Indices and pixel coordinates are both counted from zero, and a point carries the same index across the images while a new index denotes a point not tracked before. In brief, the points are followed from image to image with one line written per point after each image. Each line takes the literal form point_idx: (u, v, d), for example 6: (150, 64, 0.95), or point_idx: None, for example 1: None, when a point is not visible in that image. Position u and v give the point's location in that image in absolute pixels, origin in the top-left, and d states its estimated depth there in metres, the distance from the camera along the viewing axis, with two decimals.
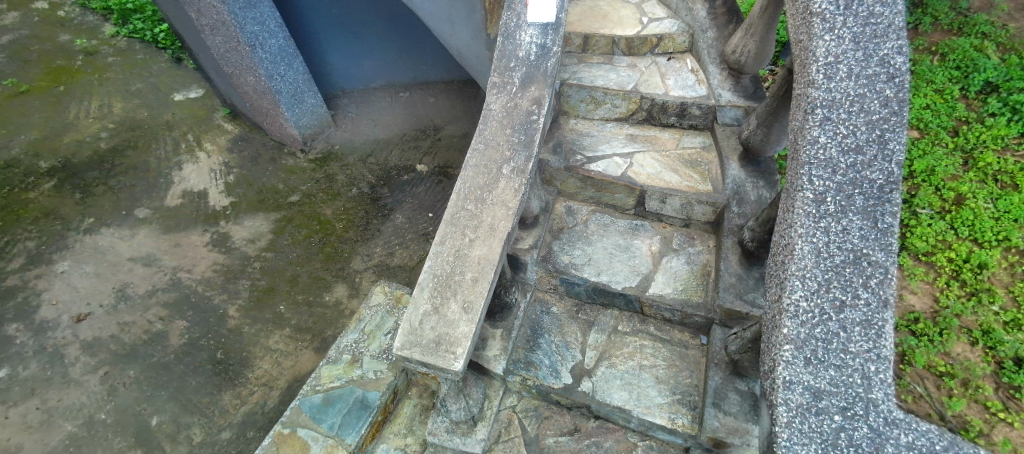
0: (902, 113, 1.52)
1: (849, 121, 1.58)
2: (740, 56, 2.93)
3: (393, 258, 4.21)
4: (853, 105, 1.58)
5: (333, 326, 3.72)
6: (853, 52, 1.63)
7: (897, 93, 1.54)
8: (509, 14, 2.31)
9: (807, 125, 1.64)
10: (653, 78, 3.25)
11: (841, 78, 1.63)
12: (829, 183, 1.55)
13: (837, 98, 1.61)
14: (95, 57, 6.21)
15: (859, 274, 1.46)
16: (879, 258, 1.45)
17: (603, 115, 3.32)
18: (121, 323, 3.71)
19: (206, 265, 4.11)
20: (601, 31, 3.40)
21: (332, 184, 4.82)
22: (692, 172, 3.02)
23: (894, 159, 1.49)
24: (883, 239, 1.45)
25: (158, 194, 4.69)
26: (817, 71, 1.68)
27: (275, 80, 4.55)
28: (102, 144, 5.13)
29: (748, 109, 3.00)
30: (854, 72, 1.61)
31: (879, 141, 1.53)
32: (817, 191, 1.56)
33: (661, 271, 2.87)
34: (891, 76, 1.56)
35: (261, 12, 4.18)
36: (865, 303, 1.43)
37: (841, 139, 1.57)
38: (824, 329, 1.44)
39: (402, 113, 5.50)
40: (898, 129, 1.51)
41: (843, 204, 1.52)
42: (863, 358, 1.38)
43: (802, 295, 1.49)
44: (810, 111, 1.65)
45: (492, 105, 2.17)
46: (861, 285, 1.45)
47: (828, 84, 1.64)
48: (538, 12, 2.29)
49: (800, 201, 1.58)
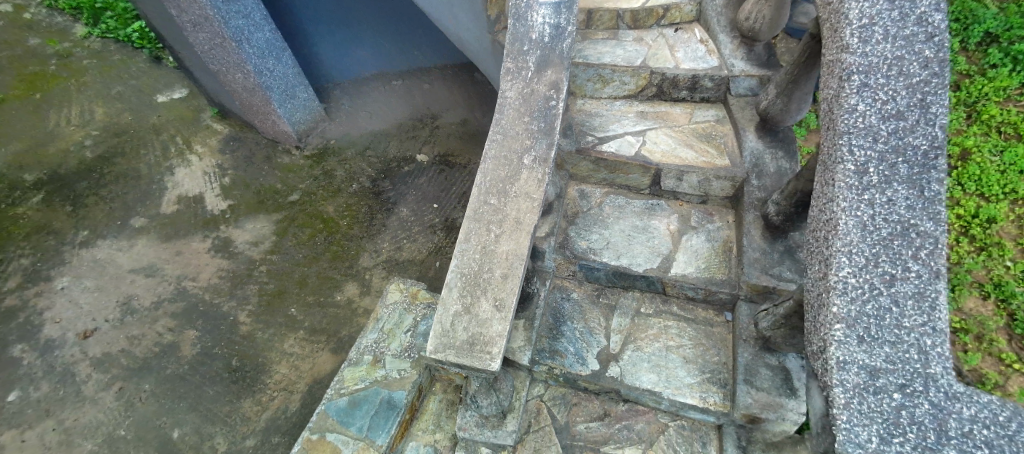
0: (944, 74, 1.41)
1: (888, 86, 1.48)
2: (754, 24, 2.82)
3: (402, 253, 4.17)
4: (891, 68, 1.48)
5: (348, 325, 3.68)
6: (888, 12, 1.53)
7: (937, 53, 1.44)
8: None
9: (844, 93, 1.55)
10: (662, 51, 3.14)
11: (877, 40, 1.53)
12: (871, 152, 1.45)
13: (874, 62, 1.52)
14: (70, 60, 5.95)
15: (907, 246, 1.35)
16: (928, 228, 1.34)
17: (612, 94, 3.22)
18: (130, 337, 3.62)
19: (211, 272, 4.02)
20: (605, 6, 3.26)
21: (332, 180, 4.72)
22: (707, 146, 2.93)
23: (937, 122, 1.39)
24: (930, 208, 1.35)
25: (153, 201, 4.56)
26: (851, 36, 1.59)
27: (264, 76, 4.37)
28: (88, 153, 4.95)
29: (762, 78, 2.91)
30: (891, 33, 1.52)
31: (921, 105, 1.43)
32: (859, 161, 1.46)
33: (681, 250, 2.82)
34: (930, 35, 1.46)
35: (245, 5, 3.97)
36: (916, 275, 1.32)
37: (880, 106, 1.47)
38: (875, 306, 1.34)
39: (398, 101, 5.37)
40: (941, 91, 1.41)
41: (887, 174, 1.42)
42: (918, 333, 1.28)
43: (849, 271, 1.40)
44: (845, 79, 1.56)
45: (508, 93, 2.07)
46: (911, 258, 1.34)
47: (864, 49, 1.55)
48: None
49: (840, 173, 1.48)
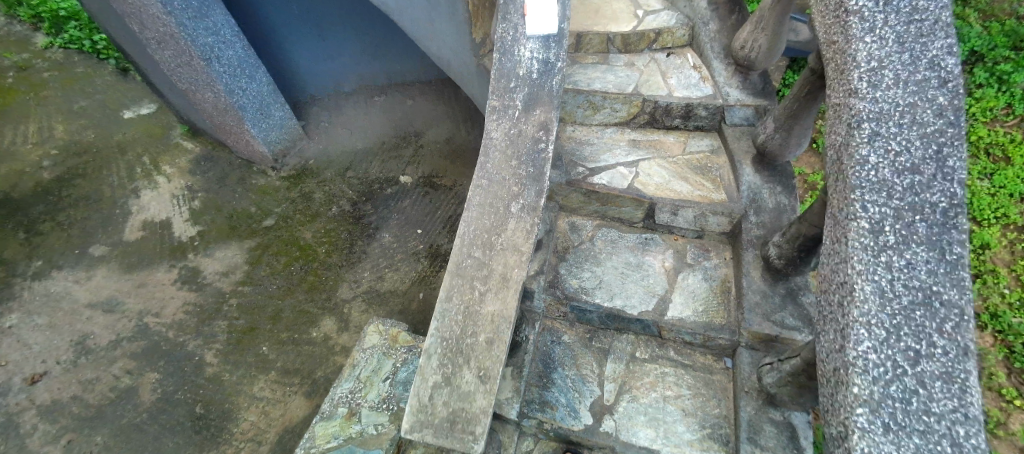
0: (960, 124, 1.25)
1: (901, 135, 1.29)
2: (750, 53, 2.63)
3: (382, 283, 3.95)
4: (904, 115, 1.30)
5: (323, 365, 3.45)
6: (899, 55, 1.37)
7: (952, 100, 1.28)
8: (505, 27, 2.00)
9: (854, 141, 1.33)
10: (654, 77, 2.97)
11: (887, 85, 1.34)
12: (886, 209, 1.23)
13: (886, 109, 1.32)
14: (30, 73, 5.63)
15: (931, 316, 1.12)
16: (951, 295, 1.12)
17: (603, 120, 3.04)
18: (83, 382, 3.38)
19: (175, 306, 3.76)
20: (595, 29, 3.08)
21: (309, 203, 4.47)
22: (703, 179, 2.76)
23: (956, 178, 1.20)
24: (953, 272, 1.14)
25: (115, 227, 4.27)
26: (859, 80, 1.39)
27: (236, 96, 4.08)
28: (46, 175, 4.64)
29: (758, 108, 2.74)
30: (901, 78, 1.34)
31: (937, 158, 1.24)
32: (874, 218, 1.24)
33: (678, 290, 2.64)
34: (943, 80, 1.30)
35: (214, 22, 3.70)
36: (942, 352, 1.09)
37: (894, 157, 1.27)
38: (901, 386, 1.07)
39: (380, 118, 5.14)
40: (958, 143, 1.23)
41: (904, 234, 1.20)
42: (950, 420, 1.02)
43: (869, 346, 1.13)
44: (854, 126, 1.35)
45: (493, 133, 1.89)
46: (935, 330, 1.11)
47: (874, 94, 1.35)
48: (547, 14, 2.00)
49: (855, 229, 1.25)
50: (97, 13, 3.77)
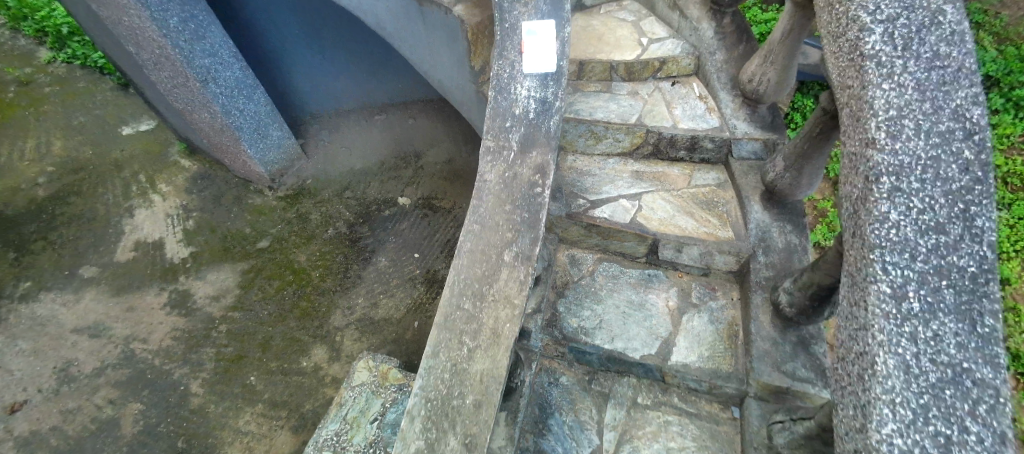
0: (990, 181, 0.99)
1: (924, 192, 1.02)
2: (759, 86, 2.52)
3: (376, 310, 3.84)
4: (925, 169, 1.03)
5: (312, 397, 3.36)
6: (920, 103, 1.08)
7: (980, 155, 1.01)
8: (501, 64, 1.91)
9: (872, 196, 1.06)
10: (658, 107, 2.87)
11: (908, 136, 1.06)
12: (909, 272, 0.98)
13: (908, 162, 1.04)
14: (32, 87, 5.61)
15: (962, 397, 0.86)
16: (985, 375, 0.87)
17: (605, 150, 2.92)
18: (65, 411, 3.32)
19: (163, 333, 3.69)
20: (597, 57, 2.99)
21: (305, 224, 4.37)
22: (709, 215, 2.63)
23: (987, 241, 0.95)
24: (985, 348, 0.89)
25: (106, 247, 4.19)
26: (876, 129, 1.10)
27: (233, 117, 4.01)
28: (40, 191, 4.58)
29: (767, 142, 2.64)
30: (924, 128, 1.06)
31: (965, 218, 0.98)
32: (895, 282, 0.98)
33: (682, 333, 2.51)
34: (969, 132, 1.04)
35: (212, 42, 3.64)
36: (979, 443, 0.82)
37: (917, 214, 1.01)
38: None
39: (379, 138, 5.04)
40: (988, 202, 0.98)
41: (931, 301, 0.94)
42: None
43: (894, 428, 0.89)
44: (871, 179, 1.07)
45: (487, 175, 1.78)
46: (968, 415, 0.85)
47: (893, 145, 1.07)
48: (545, 51, 1.90)
49: (873, 295, 0.99)
50: (95, 35, 3.72)
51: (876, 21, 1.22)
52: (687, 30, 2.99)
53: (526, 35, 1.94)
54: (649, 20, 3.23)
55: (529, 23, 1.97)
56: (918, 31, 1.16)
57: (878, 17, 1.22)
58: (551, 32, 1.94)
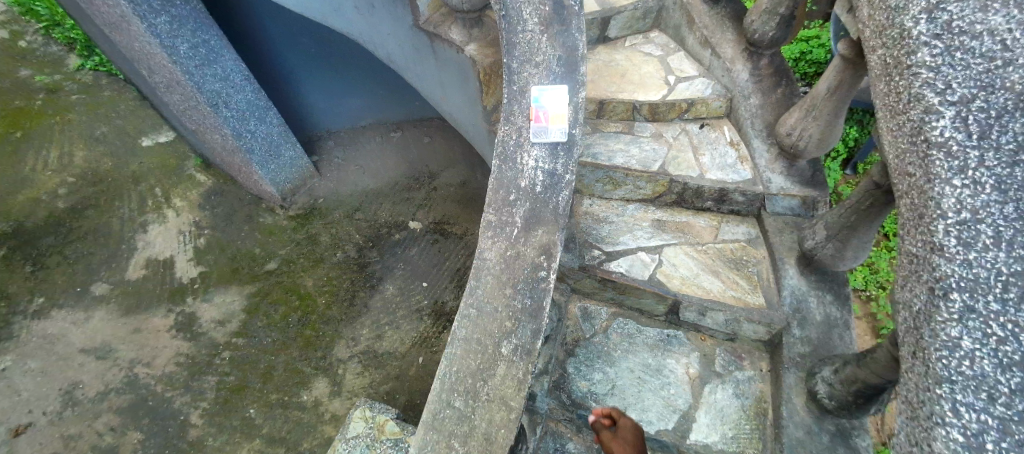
0: None
1: (1009, 316, 0.66)
2: (800, 141, 2.29)
3: (381, 343, 3.72)
4: (1009, 288, 0.67)
5: (310, 435, 3.32)
6: (1002, 205, 0.71)
7: None
8: (507, 129, 1.78)
9: (934, 314, 0.73)
10: (683, 153, 2.65)
11: (985, 245, 0.71)
12: (987, 422, 0.63)
13: (984, 276, 0.69)
14: (58, 95, 5.68)
15: None
16: None
17: (624, 196, 2.71)
18: (67, 437, 3.38)
19: (167, 357, 3.73)
20: (619, 96, 2.80)
21: (314, 247, 4.29)
22: (737, 276, 2.37)
23: None
24: None
25: (118, 265, 4.27)
26: (943, 231, 0.75)
27: (245, 139, 3.95)
28: (59, 203, 4.65)
29: (806, 199, 2.42)
30: (1009, 234, 0.69)
31: None
32: (969, 430, 0.64)
33: (703, 406, 2.26)
34: None
35: (223, 67, 3.58)
36: None
37: (996, 344, 0.66)
38: None
39: (393, 155, 4.96)
40: None
41: None
42: None
43: None
44: (937, 293, 0.73)
45: (487, 253, 1.66)
46: None
47: (967, 254, 0.72)
48: (554, 120, 1.73)
49: (937, 442, 0.65)
50: (114, 54, 3.69)
51: (946, 101, 0.81)
52: (718, 69, 2.75)
53: (533, 100, 1.77)
54: (678, 56, 3.01)
55: (539, 86, 1.79)
56: (1002, 116, 0.76)
57: (949, 97, 0.81)
58: (561, 99, 1.76)
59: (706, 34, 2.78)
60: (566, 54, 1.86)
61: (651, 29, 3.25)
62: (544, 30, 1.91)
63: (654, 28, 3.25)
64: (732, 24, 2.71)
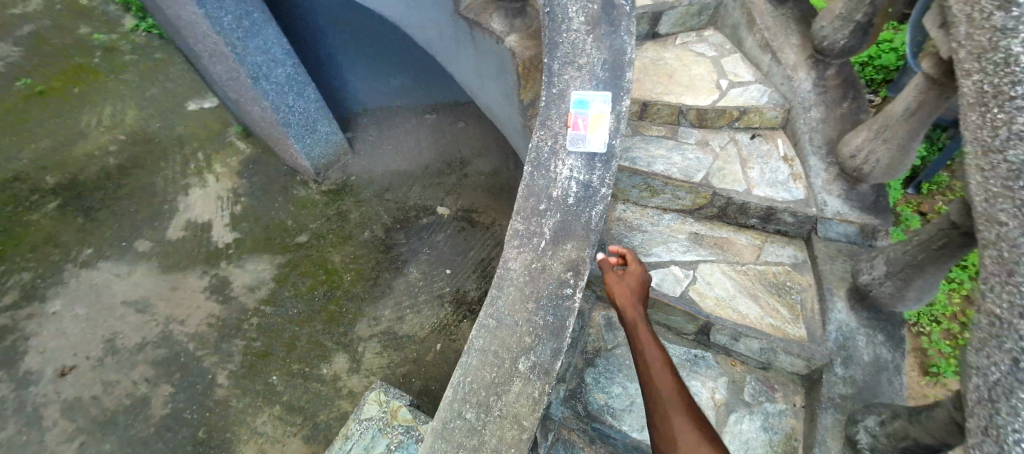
0: None
1: None
2: (867, 166, 2.11)
3: (402, 325, 3.75)
4: None
5: (327, 408, 3.39)
6: None
7: None
8: (543, 134, 1.85)
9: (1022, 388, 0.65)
10: (730, 165, 2.50)
11: None
12: None
13: None
14: (115, 54, 5.99)
15: None
16: None
17: (661, 204, 2.57)
18: (105, 383, 3.58)
19: (200, 317, 3.88)
20: (664, 98, 2.66)
21: (343, 223, 4.36)
22: (778, 304, 2.23)
23: None
24: None
25: (161, 224, 4.49)
26: None
27: (282, 112, 4.12)
28: (111, 160, 4.98)
29: (865, 226, 2.23)
30: None
31: None
32: None
33: (727, 436, 2.14)
34: None
35: (264, 41, 3.71)
36: None
37: None
38: None
39: (428, 139, 4.98)
40: None
41: None
42: None
43: None
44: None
45: (512, 262, 1.70)
46: None
47: None
48: (593, 127, 1.81)
49: None
50: (170, 25, 3.92)
51: None
52: (778, 76, 2.58)
53: (575, 106, 1.85)
54: (733, 58, 2.85)
55: (581, 91, 1.86)
56: None
57: None
58: (602, 106, 1.83)
59: (768, 36, 2.60)
60: (612, 58, 1.91)
61: (706, 27, 3.08)
62: (590, 31, 1.97)
63: (709, 26, 3.08)
64: (799, 27, 2.52)
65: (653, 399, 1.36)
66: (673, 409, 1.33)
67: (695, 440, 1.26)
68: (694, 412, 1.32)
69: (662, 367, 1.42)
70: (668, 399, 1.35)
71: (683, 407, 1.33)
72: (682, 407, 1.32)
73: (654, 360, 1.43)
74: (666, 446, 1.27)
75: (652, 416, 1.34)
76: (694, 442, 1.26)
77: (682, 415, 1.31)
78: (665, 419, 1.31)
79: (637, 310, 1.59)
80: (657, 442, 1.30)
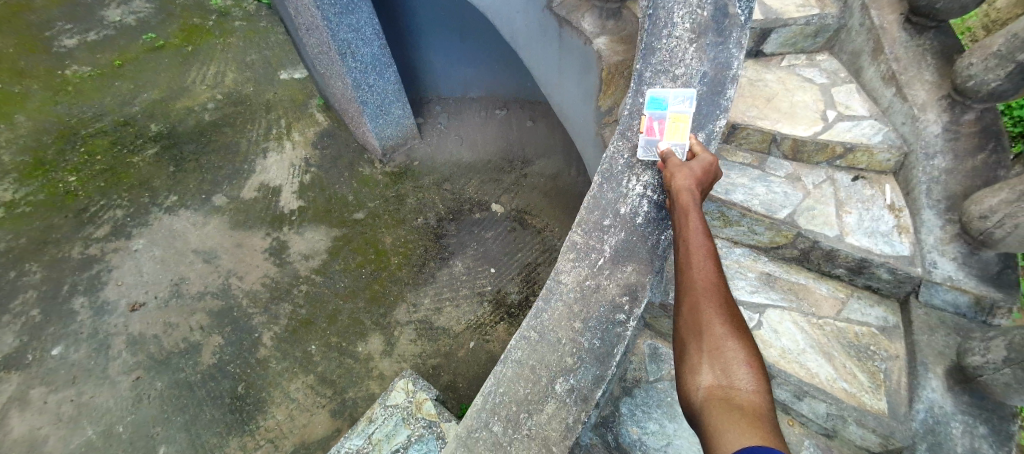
0: None
1: None
2: (1001, 232, 1.82)
3: (439, 317, 3.76)
4: None
5: (356, 386, 3.46)
6: None
7: None
8: (620, 145, 1.73)
9: None
10: (823, 205, 2.26)
11: None
12: None
13: None
14: (226, 19, 6.50)
15: None
16: None
17: (732, 237, 2.37)
18: (167, 324, 3.83)
19: (257, 276, 4.08)
20: (758, 122, 2.45)
21: (399, 207, 4.50)
22: (858, 368, 1.95)
23: None
24: None
25: (238, 183, 4.77)
26: None
27: (362, 91, 4.24)
28: (206, 116, 5.38)
29: (981, 299, 1.91)
30: None
31: None
32: None
33: None
34: None
35: (358, 19, 3.82)
36: None
37: None
38: None
39: (494, 134, 5.06)
40: None
41: None
42: None
43: None
44: None
45: (564, 276, 1.59)
46: None
47: None
48: (670, 130, 1.66)
49: None
50: None
51: None
52: (900, 114, 2.30)
53: (649, 106, 1.72)
54: (846, 88, 2.56)
55: (657, 89, 1.73)
56: None
57: None
58: (682, 106, 1.68)
59: (896, 67, 2.34)
60: (713, 71, 1.72)
61: (820, 51, 2.79)
62: (694, 39, 1.77)
63: (824, 50, 2.79)
64: (936, 61, 2.28)
65: (688, 286, 1.30)
66: (707, 300, 1.26)
67: (722, 336, 1.21)
68: (730, 307, 1.25)
69: (705, 259, 1.32)
70: (705, 290, 1.27)
71: (720, 301, 1.26)
72: (718, 301, 1.25)
73: (699, 252, 1.33)
74: (691, 335, 1.23)
75: (682, 302, 1.29)
76: (721, 337, 1.20)
77: (716, 309, 1.25)
78: (696, 308, 1.25)
79: (694, 194, 1.44)
80: (681, 330, 1.25)
